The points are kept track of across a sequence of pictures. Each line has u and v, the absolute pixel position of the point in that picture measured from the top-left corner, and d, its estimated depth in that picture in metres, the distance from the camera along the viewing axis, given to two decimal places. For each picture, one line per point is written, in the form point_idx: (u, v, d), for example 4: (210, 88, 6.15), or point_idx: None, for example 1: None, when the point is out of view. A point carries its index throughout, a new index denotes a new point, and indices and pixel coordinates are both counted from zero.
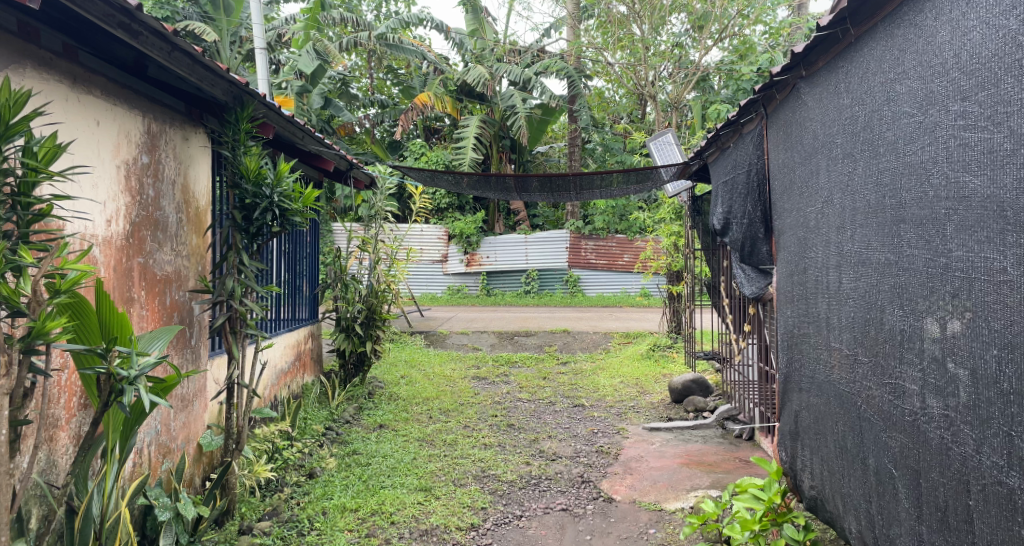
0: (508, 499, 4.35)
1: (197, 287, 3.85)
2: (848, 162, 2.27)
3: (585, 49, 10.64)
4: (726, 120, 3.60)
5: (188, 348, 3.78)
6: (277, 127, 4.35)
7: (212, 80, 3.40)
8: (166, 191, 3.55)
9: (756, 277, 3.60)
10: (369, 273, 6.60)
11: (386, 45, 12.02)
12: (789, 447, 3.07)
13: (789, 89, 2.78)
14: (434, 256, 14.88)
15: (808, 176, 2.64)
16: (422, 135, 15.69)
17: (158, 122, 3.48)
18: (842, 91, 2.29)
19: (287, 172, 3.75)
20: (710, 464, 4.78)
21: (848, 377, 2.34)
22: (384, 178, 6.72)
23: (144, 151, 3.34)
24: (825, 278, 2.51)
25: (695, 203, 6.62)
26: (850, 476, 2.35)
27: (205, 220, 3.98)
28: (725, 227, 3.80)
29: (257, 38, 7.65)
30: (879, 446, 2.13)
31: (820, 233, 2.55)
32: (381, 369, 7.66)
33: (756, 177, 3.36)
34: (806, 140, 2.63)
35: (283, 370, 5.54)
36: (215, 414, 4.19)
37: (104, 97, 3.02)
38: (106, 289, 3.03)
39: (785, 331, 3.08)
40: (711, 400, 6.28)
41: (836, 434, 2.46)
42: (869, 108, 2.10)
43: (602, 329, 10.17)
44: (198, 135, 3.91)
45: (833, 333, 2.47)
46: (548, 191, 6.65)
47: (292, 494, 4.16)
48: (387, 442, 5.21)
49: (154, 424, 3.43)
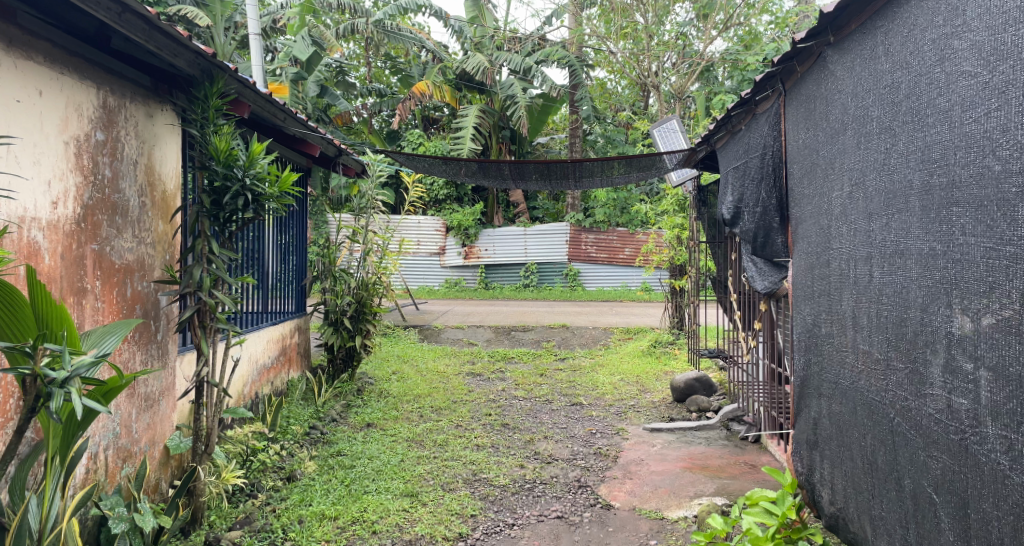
0: (501, 505, 4.07)
1: (164, 277, 3.56)
2: (881, 137, 1.98)
3: (587, 38, 10.23)
4: (739, 99, 3.27)
5: (153, 343, 3.50)
6: (253, 105, 4.03)
7: (175, 50, 3.12)
8: (127, 171, 3.27)
9: (768, 271, 3.24)
10: (359, 266, 6.30)
11: (384, 31, 11.66)
12: (806, 458, 2.77)
13: (813, 59, 2.47)
14: (431, 248, 14.58)
15: (834, 157, 2.34)
16: (420, 125, 15.41)
17: (117, 96, 3.19)
18: (880, 55, 1.98)
19: (261, 153, 3.46)
20: (714, 469, 4.49)
21: (879, 385, 2.02)
22: (374, 165, 6.39)
23: (100, 127, 3.06)
24: (853, 271, 2.21)
25: (701, 193, 6.31)
26: (881, 497, 2.04)
27: (173, 204, 3.68)
28: (736, 216, 3.50)
29: (250, 22, 7.24)
30: (917, 467, 1.82)
31: (847, 221, 2.25)
32: (372, 364, 7.38)
33: (770, 162, 3.07)
34: (834, 116, 2.32)
35: (265, 366, 5.26)
36: (185, 414, 3.90)
37: (47, 65, 2.74)
38: (50, 278, 2.76)
39: (804, 331, 2.77)
40: (714, 399, 6.01)
41: (863, 447, 2.15)
42: (915, 73, 1.80)
43: (601, 325, 9.87)
44: (165, 112, 3.60)
45: (861, 334, 2.16)
46: (547, 179, 6.36)
47: (267, 500, 3.88)
48: (374, 443, 4.94)
49: (112, 425, 3.16)
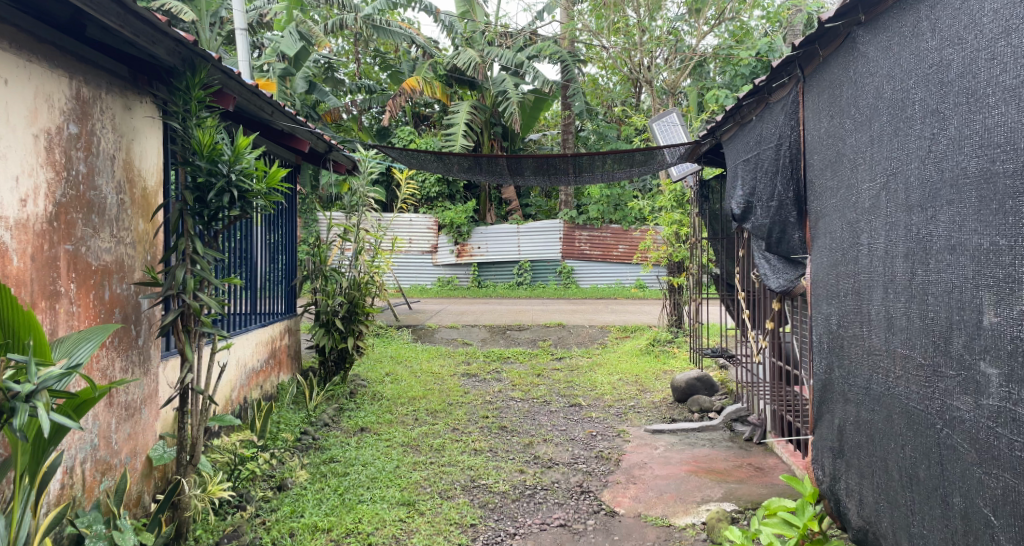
0: (502, 514, 3.90)
1: (145, 279, 3.36)
2: (926, 121, 1.83)
3: (578, 33, 10.05)
4: (753, 87, 3.11)
5: (134, 349, 3.30)
6: (238, 97, 3.84)
7: (155, 38, 2.92)
8: (104, 166, 3.07)
9: (782, 268, 3.07)
10: (350, 265, 6.10)
11: (372, 27, 11.35)
12: (829, 466, 2.62)
13: (840, 40, 2.32)
14: (423, 247, 14.39)
15: (864, 146, 2.19)
16: (410, 122, 15.20)
17: (92, 86, 2.99)
18: (925, 32, 1.83)
19: (247, 147, 3.27)
20: (721, 473, 4.33)
21: (923, 393, 1.88)
22: (365, 161, 6.18)
23: (74, 119, 2.87)
24: (888, 268, 2.05)
25: (701, 188, 6.14)
26: (922, 513, 1.90)
27: (154, 202, 3.48)
28: (748, 211, 3.34)
29: (237, 17, 7.00)
30: (971, 485, 1.68)
31: (880, 214, 2.09)
32: (364, 366, 7.19)
33: (786, 153, 2.91)
34: (864, 102, 2.17)
35: (254, 370, 5.06)
36: (169, 423, 3.71)
37: (15, 51, 2.54)
38: (19, 281, 2.57)
39: (825, 332, 2.62)
40: (716, 399, 5.87)
41: (900, 458, 2.02)
42: (970, 48, 1.65)
43: (598, 323, 9.72)
44: (144, 104, 3.40)
45: (898, 336, 2.00)
46: (543, 174, 6.17)
47: (257, 512, 3.69)
48: (368, 448, 4.76)
49: (90, 437, 2.96)
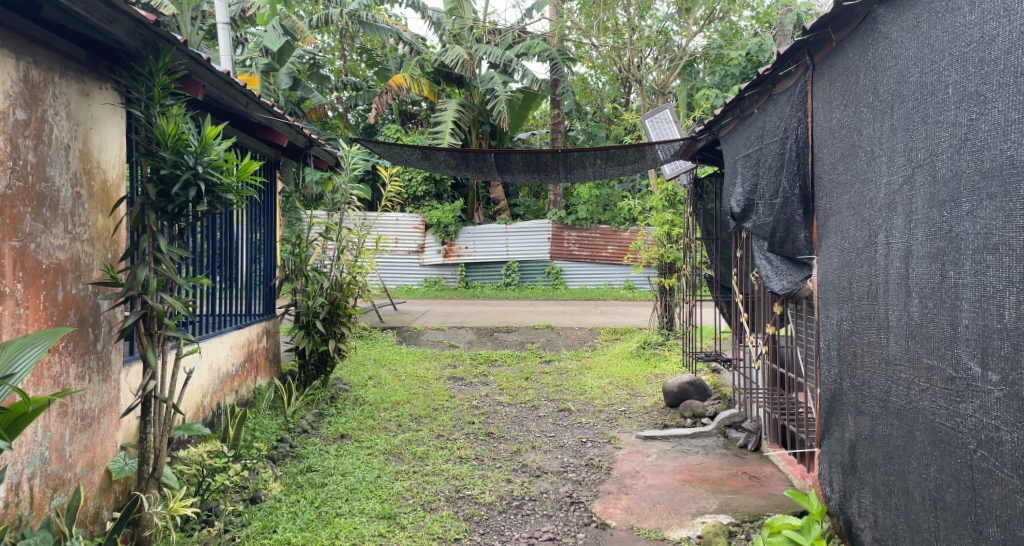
0: (487, 527, 3.69)
1: (104, 279, 3.12)
2: (963, 106, 1.66)
3: (567, 31, 9.85)
4: (756, 76, 2.94)
5: (92, 354, 3.06)
6: (209, 85, 3.61)
7: (112, 17, 2.68)
8: (56, 156, 2.83)
9: (786, 269, 2.89)
10: (333, 265, 5.86)
11: (358, 22, 11.05)
12: (838, 482, 2.44)
13: (858, 21, 2.15)
14: (410, 247, 14.16)
15: (884, 136, 2.02)
16: (397, 120, 14.95)
17: (43, 69, 2.75)
18: (964, 6, 1.65)
19: (215, 137, 3.04)
20: (716, 482, 4.15)
21: (953, 409, 1.70)
22: (348, 157, 5.94)
23: (21, 105, 2.63)
24: (911, 268, 1.88)
25: (695, 187, 5.96)
26: (948, 540, 1.73)
27: (115, 195, 3.24)
28: (747, 209, 3.17)
29: (219, 11, 6.71)
30: (1012, 514, 1.51)
31: (902, 209, 1.92)
32: (347, 369, 6.95)
33: (792, 147, 2.73)
34: (886, 88, 2.00)
35: (228, 374, 4.83)
36: (131, 432, 3.46)
37: None
38: None
39: (835, 338, 2.45)
40: (710, 404, 5.68)
41: (924, 479, 1.84)
42: (1019, 22, 1.47)
43: (587, 325, 9.52)
44: (105, 91, 3.17)
45: (922, 345, 1.83)
46: (532, 171, 5.95)
47: (226, 527, 3.46)
48: (348, 456, 4.53)
49: (38, 450, 2.72)
